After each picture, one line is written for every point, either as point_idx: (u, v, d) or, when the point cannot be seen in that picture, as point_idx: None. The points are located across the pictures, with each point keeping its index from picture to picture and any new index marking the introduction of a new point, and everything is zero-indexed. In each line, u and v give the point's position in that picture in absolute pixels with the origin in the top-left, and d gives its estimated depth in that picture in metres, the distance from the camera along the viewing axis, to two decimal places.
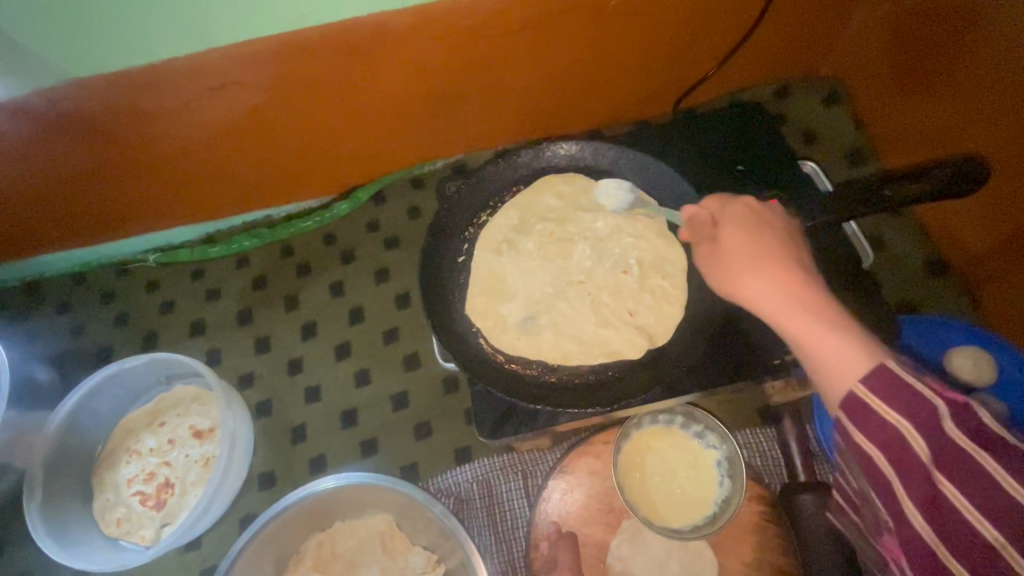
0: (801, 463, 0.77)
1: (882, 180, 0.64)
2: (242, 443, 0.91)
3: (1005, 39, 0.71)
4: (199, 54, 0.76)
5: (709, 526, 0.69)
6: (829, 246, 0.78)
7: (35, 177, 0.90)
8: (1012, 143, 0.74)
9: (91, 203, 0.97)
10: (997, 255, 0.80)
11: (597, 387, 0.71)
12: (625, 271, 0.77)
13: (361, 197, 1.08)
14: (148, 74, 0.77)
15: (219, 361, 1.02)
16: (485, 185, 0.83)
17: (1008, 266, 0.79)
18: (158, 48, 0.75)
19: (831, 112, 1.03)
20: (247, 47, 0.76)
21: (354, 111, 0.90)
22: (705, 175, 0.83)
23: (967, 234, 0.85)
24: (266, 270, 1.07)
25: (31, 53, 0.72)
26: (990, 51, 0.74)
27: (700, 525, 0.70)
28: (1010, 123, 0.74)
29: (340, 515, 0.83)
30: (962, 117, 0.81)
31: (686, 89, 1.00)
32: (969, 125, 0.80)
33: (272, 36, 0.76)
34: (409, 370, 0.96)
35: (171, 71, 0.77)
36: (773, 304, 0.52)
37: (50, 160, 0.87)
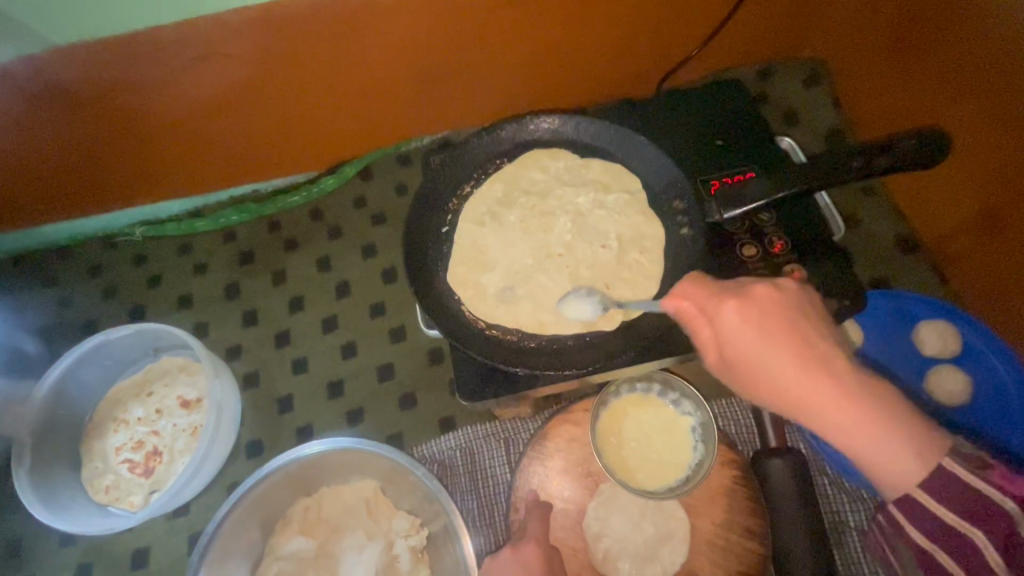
0: (774, 430, 0.78)
1: (858, 149, 0.68)
2: (229, 413, 0.92)
3: (977, 22, 0.73)
4: (185, 23, 0.76)
5: (682, 487, 0.72)
6: (800, 216, 0.77)
7: (20, 150, 0.90)
8: (984, 123, 0.75)
9: (79, 174, 0.97)
10: (965, 233, 0.83)
11: (573, 352, 0.73)
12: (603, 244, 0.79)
13: (347, 172, 1.08)
14: (133, 45, 0.77)
15: (206, 334, 1.02)
16: (469, 158, 0.85)
17: (976, 243, 0.81)
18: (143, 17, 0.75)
19: (813, 93, 1.04)
20: (233, 18, 0.76)
21: (341, 84, 0.90)
22: (681, 151, 0.84)
23: (939, 213, 0.87)
24: (252, 245, 1.08)
25: (16, 21, 0.73)
26: (963, 34, 0.76)
27: (674, 487, 0.73)
28: (979, 104, 0.76)
29: (326, 481, 0.85)
30: (937, 98, 0.82)
31: (670, 68, 1.01)
32: (943, 107, 0.82)
33: (257, 7, 0.76)
34: (394, 343, 0.98)
35: (156, 41, 0.77)
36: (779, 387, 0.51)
37: (36, 130, 0.87)
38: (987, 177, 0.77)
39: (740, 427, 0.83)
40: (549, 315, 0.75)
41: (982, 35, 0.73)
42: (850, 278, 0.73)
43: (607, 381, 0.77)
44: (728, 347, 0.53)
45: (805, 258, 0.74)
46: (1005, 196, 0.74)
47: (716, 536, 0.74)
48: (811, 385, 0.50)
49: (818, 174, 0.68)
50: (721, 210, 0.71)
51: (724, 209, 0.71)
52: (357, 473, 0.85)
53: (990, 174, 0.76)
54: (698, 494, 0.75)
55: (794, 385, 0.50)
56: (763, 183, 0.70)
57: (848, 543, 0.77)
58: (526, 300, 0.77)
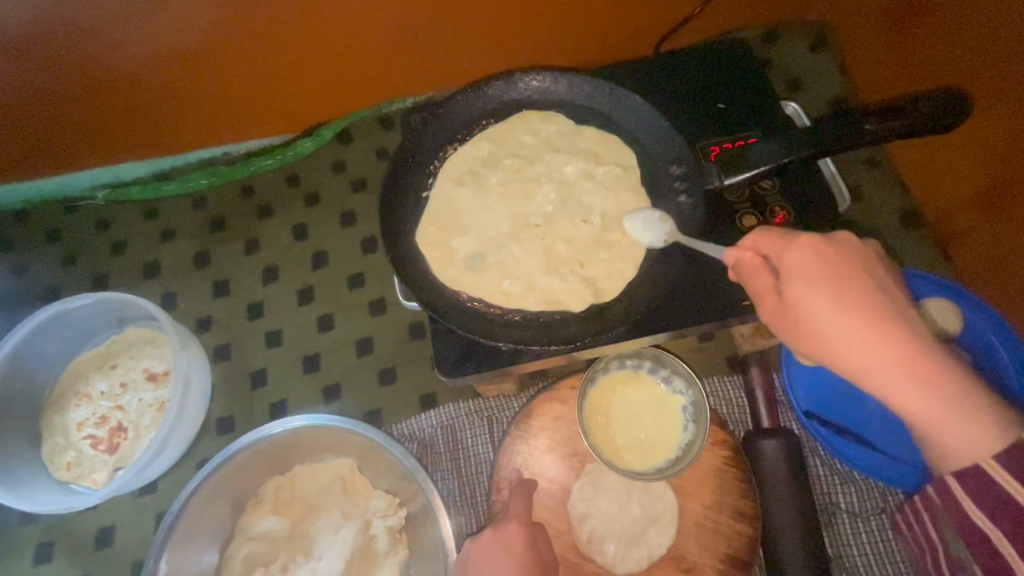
0: (766, 410, 0.76)
1: (872, 108, 0.64)
2: (198, 387, 0.88)
3: None
4: None
5: (672, 468, 0.69)
6: (806, 182, 0.73)
7: None
8: (993, 91, 0.71)
9: (31, 131, 0.89)
10: (971, 207, 0.79)
11: (560, 325, 0.69)
12: (593, 212, 0.74)
13: (324, 134, 1.01)
14: None
15: (175, 304, 0.97)
16: (453, 117, 0.79)
17: (980, 219, 0.78)
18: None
19: (818, 59, 0.99)
20: None
21: (316, 36, 0.83)
22: (677, 114, 0.79)
23: (943, 187, 0.84)
24: (224, 211, 1.02)
25: None
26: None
27: (663, 467, 0.70)
28: (989, 73, 0.71)
29: (301, 459, 0.82)
30: (945, 65, 0.78)
31: (670, 28, 0.94)
32: (949, 75, 0.77)
33: None
34: (374, 316, 0.93)
35: None
36: (825, 337, 0.49)
37: None
38: (995, 149, 0.73)
39: (731, 406, 0.80)
40: (535, 286, 0.71)
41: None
42: None
43: (596, 357, 0.73)
44: (805, 317, 0.50)
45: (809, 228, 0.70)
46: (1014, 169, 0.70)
47: (705, 518, 0.71)
48: (871, 351, 0.47)
49: (827, 136, 0.63)
50: (722, 176, 0.67)
51: (726, 174, 0.67)
52: (334, 451, 0.81)
53: (999, 146, 0.72)
54: (687, 474, 0.73)
55: (854, 345, 0.48)
56: (769, 144, 0.65)
57: (838, 525, 0.75)
58: (511, 270, 0.72)
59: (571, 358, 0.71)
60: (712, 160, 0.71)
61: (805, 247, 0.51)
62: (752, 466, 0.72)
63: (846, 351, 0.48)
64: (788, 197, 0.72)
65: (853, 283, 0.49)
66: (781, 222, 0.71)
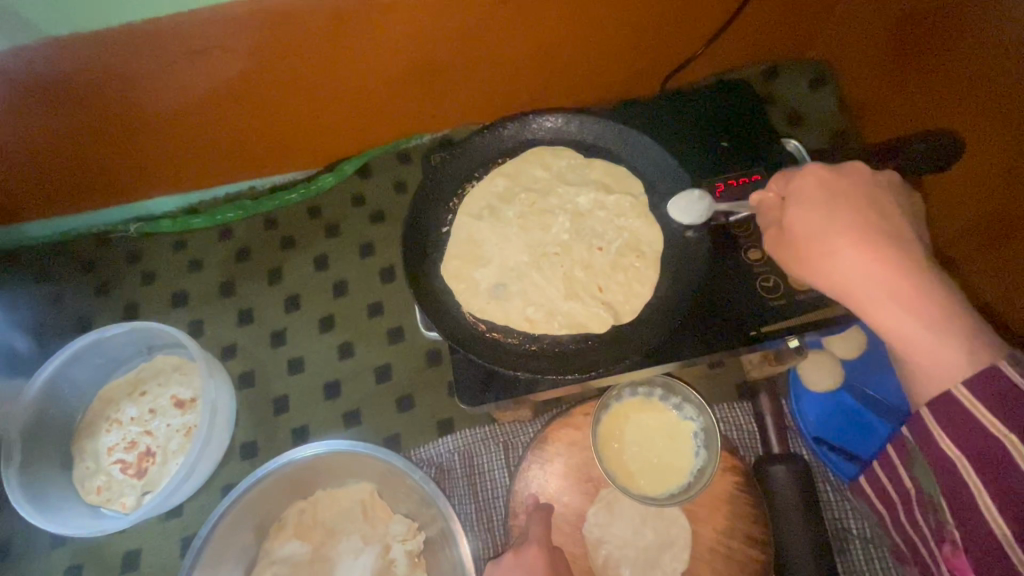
0: (776, 435, 0.78)
1: (866, 152, 0.68)
2: (224, 413, 0.91)
3: (976, 29, 0.73)
4: (185, 15, 0.74)
5: (684, 493, 0.71)
6: None
7: (14, 144, 0.88)
8: (987, 126, 0.75)
9: (75, 168, 0.95)
10: (967, 240, 0.82)
11: (575, 353, 0.72)
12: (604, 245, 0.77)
13: (346, 169, 1.06)
14: (131, 37, 0.75)
15: (202, 332, 1.01)
16: (471, 156, 0.83)
17: (977, 249, 0.80)
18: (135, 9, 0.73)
19: (817, 94, 1.03)
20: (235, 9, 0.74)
21: (344, 78, 0.89)
22: (684, 151, 0.83)
23: (941, 218, 0.86)
24: (249, 242, 1.06)
25: (12, 15, 0.71)
26: (963, 40, 0.76)
27: (676, 493, 0.71)
28: (982, 108, 0.75)
29: (322, 484, 0.84)
30: (942, 101, 0.82)
31: (674, 68, 0.99)
32: (946, 110, 0.81)
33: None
34: (393, 343, 0.96)
35: (154, 34, 0.75)
36: (816, 240, 0.53)
37: (32, 125, 0.85)
38: (988, 180, 0.76)
39: (742, 433, 0.82)
40: (551, 316, 0.74)
41: (987, 37, 0.72)
42: None
43: (609, 386, 0.75)
44: (792, 217, 0.56)
45: None
46: (1009, 203, 0.73)
47: (719, 544, 0.73)
48: (863, 254, 0.51)
49: None
50: (727, 215, 0.72)
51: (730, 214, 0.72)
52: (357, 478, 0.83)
53: (996, 180, 0.75)
54: (699, 499, 0.74)
55: (846, 247, 0.52)
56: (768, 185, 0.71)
57: (850, 551, 0.76)
58: (527, 300, 0.75)
59: (585, 385, 0.73)
60: (718, 199, 0.73)
61: (812, 175, 0.56)
62: (763, 490, 0.74)
63: (838, 255, 0.52)
64: None
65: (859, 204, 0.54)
66: None
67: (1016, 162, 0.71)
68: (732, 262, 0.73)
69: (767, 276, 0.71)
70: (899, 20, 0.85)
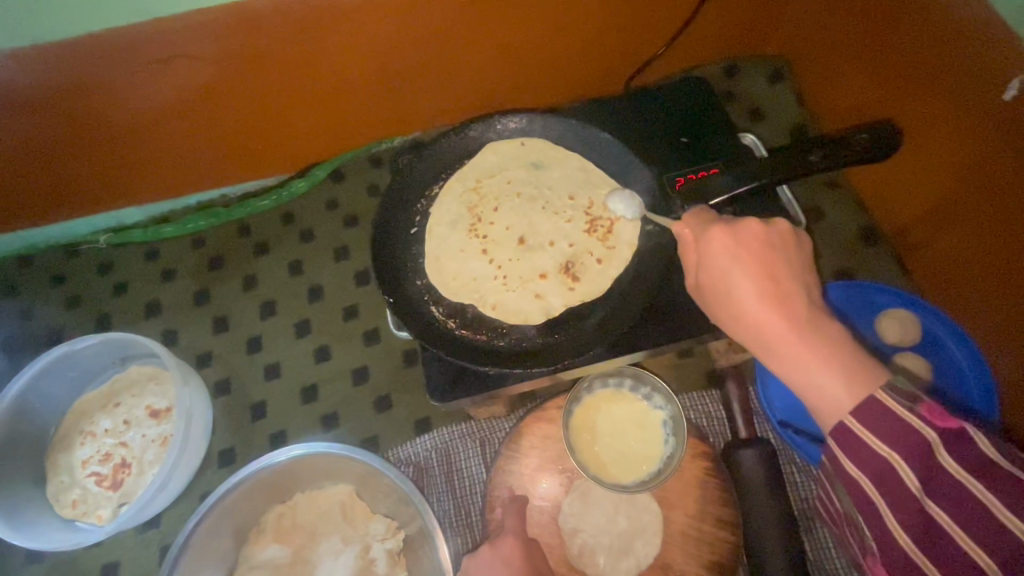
0: (742, 418, 0.82)
1: (816, 142, 0.70)
2: (201, 421, 0.91)
3: (919, 23, 0.77)
4: (147, 25, 0.75)
5: (654, 480, 0.73)
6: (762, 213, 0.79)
7: None
8: (934, 116, 0.79)
9: (39, 182, 0.94)
10: (923, 221, 0.86)
11: (543, 348, 0.74)
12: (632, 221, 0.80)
13: (318, 173, 1.07)
14: (92, 48, 0.75)
15: (176, 341, 1.00)
16: (439, 159, 0.85)
17: (948, 231, 0.81)
18: (97, 20, 0.74)
19: (775, 90, 1.06)
20: (198, 18, 0.75)
21: (311, 84, 0.89)
22: (646, 148, 0.86)
23: (907, 207, 0.88)
24: (222, 250, 1.06)
25: None
26: (908, 33, 0.79)
27: (646, 480, 0.73)
28: (927, 98, 0.79)
29: (301, 487, 0.85)
30: (889, 93, 0.86)
31: (637, 68, 1.02)
32: (894, 101, 0.85)
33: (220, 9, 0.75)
34: (369, 345, 0.97)
35: (115, 44, 0.76)
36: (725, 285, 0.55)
37: None
38: (938, 166, 0.80)
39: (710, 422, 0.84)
40: (581, 274, 0.78)
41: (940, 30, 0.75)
42: None
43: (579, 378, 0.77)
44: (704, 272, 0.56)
45: None
46: (974, 190, 0.75)
47: (690, 528, 0.75)
48: (778, 312, 0.52)
49: (773, 165, 0.69)
50: (684, 207, 0.72)
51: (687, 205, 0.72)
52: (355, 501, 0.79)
53: (958, 169, 0.77)
54: (669, 484, 0.76)
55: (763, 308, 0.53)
56: (725, 177, 0.71)
57: (817, 530, 0.79)
58: (551, 268, 0.79)
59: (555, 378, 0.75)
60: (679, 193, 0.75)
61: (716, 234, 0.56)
62: (732, 476, 0.76)
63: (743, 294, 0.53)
64: None
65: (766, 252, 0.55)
66: None
67: (965, 149, 0.75)
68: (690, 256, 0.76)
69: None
70: (850, 15, 0.88)
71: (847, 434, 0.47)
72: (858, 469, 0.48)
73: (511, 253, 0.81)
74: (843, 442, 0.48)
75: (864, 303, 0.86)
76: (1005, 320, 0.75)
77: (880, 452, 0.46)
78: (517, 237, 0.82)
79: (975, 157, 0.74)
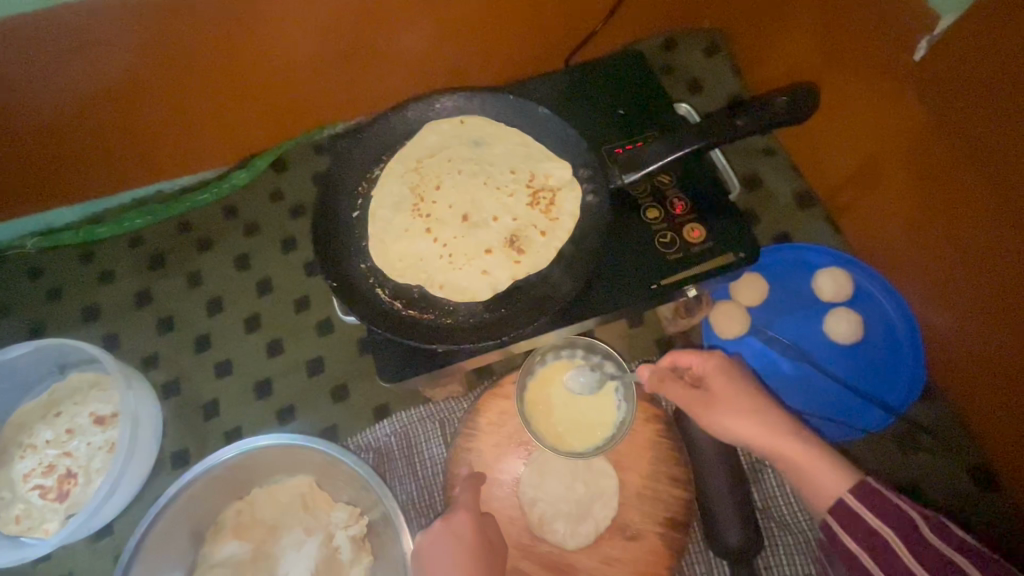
0: (687, 372, 0.85)
1: (738, 105, 0.72)
2: (149, 424, 0.88)
3: None
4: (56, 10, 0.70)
5: (608, 446, 0.75)
6: (697, 178, 0.80)
7: None
8: (857, 80, 0.82)
9: None
10: (852, 183, 0.90)
11: (492, 322, 0.74)
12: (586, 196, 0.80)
13: (259, 163, 1.03)
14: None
15: (119, 345, 0.97)
16: (377, 139, 0.84)
17: (883, 197, 0.84)
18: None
19: (713, 61, 1.09)
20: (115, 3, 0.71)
21: (243, 70, 0.86)
22: (585, 121, 0.86)
23: (845, 175, 0.90)
24: (163, 248, 1.02)
25: None
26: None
27: (601, 445, 0.76)
28: (851, 63, 0.82)
29: (259, 482, 0.83)
30: (815, 60, 0.89)
31: (577, 44, 1.02)
32: (821, 67, 0.88)
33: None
34: (323, 335, 0.95)
35: (23, 32, 0.71)
36: (717, 396, 0.69)
37: None
38: (863, 129, 0.83)
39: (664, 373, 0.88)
40: (526, 248, 0.78)
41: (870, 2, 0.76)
42: (746, 228, 0.75)
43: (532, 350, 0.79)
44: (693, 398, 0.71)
45: (706, 218, 0.77)
46: (905, 156, 0.77)
47: (646, 489, 0.77)
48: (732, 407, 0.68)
49: (704, 130, 0.71)
50: (623, 175, 0.74)
51: (626, 173, 0.73)
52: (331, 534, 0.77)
53: (888, 136, 0.79)
54: (622, 449, 0.79)
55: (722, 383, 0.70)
56: (659, 143, 0.72)
57: (765, 479, 0.83)
58: (496, 243, 0.79)
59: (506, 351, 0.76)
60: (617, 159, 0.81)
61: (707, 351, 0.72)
62: (682, 435, 0.79)
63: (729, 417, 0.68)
64: (684, 192, 0.79)
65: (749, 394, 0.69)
66: (680, 213, 0.77)
67: (887, 112, 0.78)
68: (631, 225, 0.77)
69: (666, 233, 0.76)
70: None
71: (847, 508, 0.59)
72: (853, 539, 0.57)
73: (457, 232, 0.80)
74: (842, 517, 0.59)
75: (800, 265, 0.94)
76: (937, 278, 0.80)
77: (868, 517, 0.57)
78: (461, 215, 0.81)
79: (906, 125, 0.76)
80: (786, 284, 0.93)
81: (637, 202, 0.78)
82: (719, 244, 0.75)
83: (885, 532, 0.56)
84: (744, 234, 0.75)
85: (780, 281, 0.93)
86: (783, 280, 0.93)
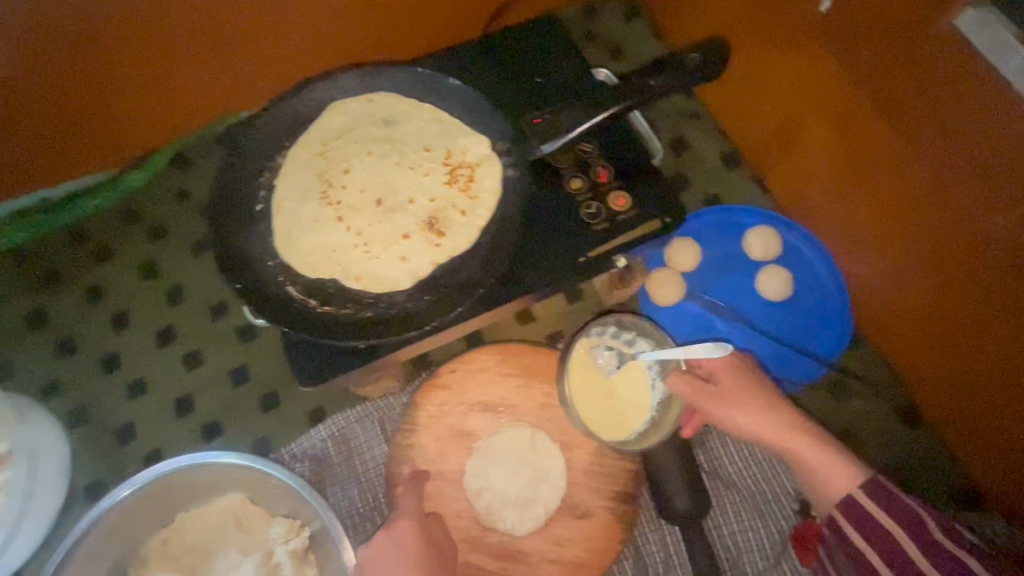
0: None
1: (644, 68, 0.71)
2: (53, 458, 0.80)
3: None
4: None
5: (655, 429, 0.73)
6: (616, 142, 0.78)
7: None
8: (779, 50, 0.80)
9: None
10: (774, 146, 0.91)
11: (414, 311, 0.71)
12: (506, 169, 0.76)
13: (157, 161, 0.94)
14: None
15: (13, 374, 0.89)
16: (276, 124, 0.76)
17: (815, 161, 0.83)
18: None
19: (633, 26, 1.07)
20: None
21: (132, 72, 0.78)
22: (501, 92, 0.82)
23: (782, 140, 0.88)
24: (54, 263, 0.93)
25: None
26: None
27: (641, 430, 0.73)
28: (773, 31, 0.80)
29: (184, 505, 0.78)
30: (739, 24, 0.86)
31: (493, 11, 0.97)
32: (746, 31, 0.85)
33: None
34: (246, 342, 0.91)
35: None
36: (716, 404, 0.70)
37: None
38: (784, 100, 0.83)
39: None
40: (446, 230, 0.74)
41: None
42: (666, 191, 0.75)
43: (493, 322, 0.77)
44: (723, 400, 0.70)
45: (627, 184, 0.76)
46: (833, 120, 0.76)
47: (592, 465, 0.77)
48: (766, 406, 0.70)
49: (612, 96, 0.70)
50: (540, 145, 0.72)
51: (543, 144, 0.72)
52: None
53: (816, 100, 0.77)
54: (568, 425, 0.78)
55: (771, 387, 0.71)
56: (571, 110, 0.72)
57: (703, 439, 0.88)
58: (414, 226, 0.74)
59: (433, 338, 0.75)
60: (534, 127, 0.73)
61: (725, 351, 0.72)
62: None
63: (733, 420, 0.69)
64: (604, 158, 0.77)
65: (748, 394, 0.70)
66: (602, 181, 0.75)
67: (807, 83, 0.78)
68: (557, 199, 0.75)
69: (589, 203, 0.75)
70: None
71: (854, 503, 0.63)
72: (858, 538, 0.62)
73: (370, 217, 0.75)
74: (849, 510, 0.64)
75: (731, 224, 0.94)
76: (856, 244, 0.83)
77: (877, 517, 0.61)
78: (375, 199, 0.76)
79: (829, 101, 0.75)
80: (717, 242, 0.94)
81: (558, 168, 0.76)
82: (643, 211, 0.74)
83: (873, 537, 0.61)
84: (664, 198, 0.75)
85: (712, 240, 0.94)
86: (714, 238, 0.94)
